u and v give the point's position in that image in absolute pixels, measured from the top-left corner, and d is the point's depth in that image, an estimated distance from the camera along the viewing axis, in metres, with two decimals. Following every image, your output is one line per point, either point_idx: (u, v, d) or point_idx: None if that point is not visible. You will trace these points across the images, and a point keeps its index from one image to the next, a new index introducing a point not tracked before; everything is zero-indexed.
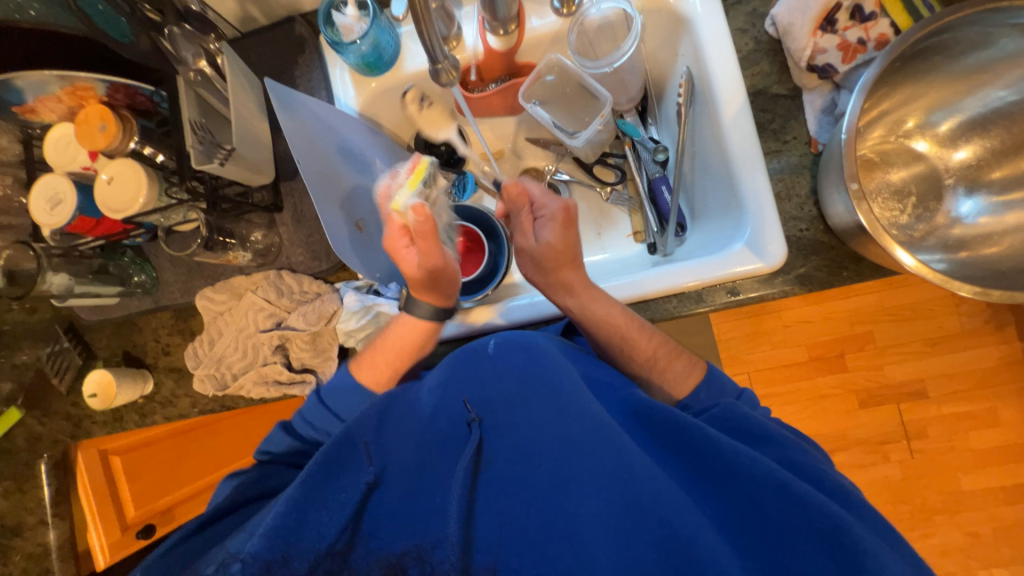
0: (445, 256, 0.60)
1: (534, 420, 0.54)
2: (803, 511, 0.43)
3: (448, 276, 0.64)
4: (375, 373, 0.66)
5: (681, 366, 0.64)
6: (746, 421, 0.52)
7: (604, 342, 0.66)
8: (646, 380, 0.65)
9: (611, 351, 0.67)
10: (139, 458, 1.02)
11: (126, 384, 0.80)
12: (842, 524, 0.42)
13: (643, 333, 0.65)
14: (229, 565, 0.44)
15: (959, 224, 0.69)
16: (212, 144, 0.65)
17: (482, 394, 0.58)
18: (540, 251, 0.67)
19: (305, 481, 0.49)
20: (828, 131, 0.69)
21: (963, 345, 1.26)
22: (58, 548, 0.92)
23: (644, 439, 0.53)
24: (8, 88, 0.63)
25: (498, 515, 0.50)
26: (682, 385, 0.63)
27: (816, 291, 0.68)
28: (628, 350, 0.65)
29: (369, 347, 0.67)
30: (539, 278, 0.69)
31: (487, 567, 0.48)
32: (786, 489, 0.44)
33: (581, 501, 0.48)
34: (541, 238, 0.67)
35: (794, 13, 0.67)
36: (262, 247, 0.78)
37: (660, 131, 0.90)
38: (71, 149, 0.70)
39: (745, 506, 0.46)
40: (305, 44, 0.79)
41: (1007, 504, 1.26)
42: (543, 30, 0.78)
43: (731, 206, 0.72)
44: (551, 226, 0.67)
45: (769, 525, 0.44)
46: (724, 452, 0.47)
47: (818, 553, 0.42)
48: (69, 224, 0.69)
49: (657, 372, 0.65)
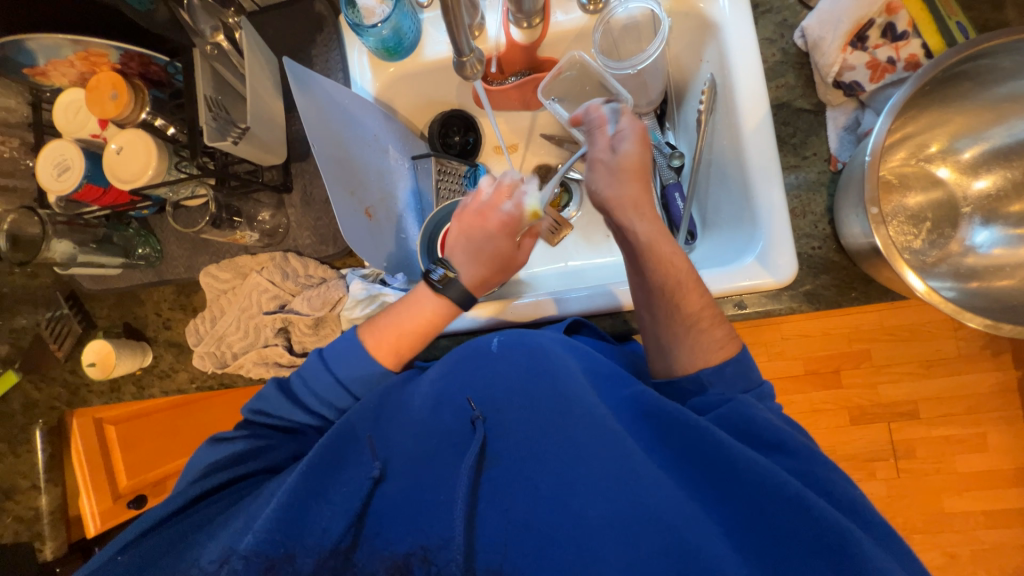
0: (517, 220, 0.67)
1: (542, 420, 0.54)
2: (802, 510, 0.43)
3: (505, 246, 0.67)
4: (385, 349, 0.65)
5: (720, 334, 0.59)
6: (755, 422, 0.51)
7: (657, 282, 0.60)
8: (680, 340, 0.60)
9: (658, 295, 0.60)
10: (134, 428, 1.01)
11: (126, 356, 0.79)
12: (839, 526, 0.41)
13: (697, 287, 0.60)
14: (227, 560, 0.45)
15: (972, 253, 0.69)
16: (227, 121, 0.64)
17: (491, 394, 0.58)
18: (616, 175, 0.62)
19: (305, 472, 0.49)
20: (849, 149, 0.68)
21: (959, 370, 1.26)
22: (49, 512, 0.92)
23: (652, 442, 0.52)
24: (19, 50, 0.61)
25: (506, 511, 0.50)
26: (712, 355, 0.58)
27: (823, 309, 0.68)
28: (675, 300, 0.60)
29: (392, 322, 0.65)
30: (608, 198, 0.63)
31: (492, 566, 0.47)
32: (788, 494, 0.44)
33: (587, 501, 0.48)
34: (619, 150, 0.63)
35: (825, 27, 0.66)
36: (270, 227, 0.78)
37: (677, 136, 0.89)
38: (81, 116, 0.69)
39: (753, 509, 0.45)
40: (324, 23, 0.77)
41: (988, 527, 1.28)
42: (567, 26, 0.76)
43: (744, 218, 0.72)
44: (629, 139, 0.63)
45: (776, 529, 0.44)
46: (731, 457, 0.47)
47: (822, 561, 0.42)
48: (76, 192, 0.68)
49: (696, 331, 0.59)
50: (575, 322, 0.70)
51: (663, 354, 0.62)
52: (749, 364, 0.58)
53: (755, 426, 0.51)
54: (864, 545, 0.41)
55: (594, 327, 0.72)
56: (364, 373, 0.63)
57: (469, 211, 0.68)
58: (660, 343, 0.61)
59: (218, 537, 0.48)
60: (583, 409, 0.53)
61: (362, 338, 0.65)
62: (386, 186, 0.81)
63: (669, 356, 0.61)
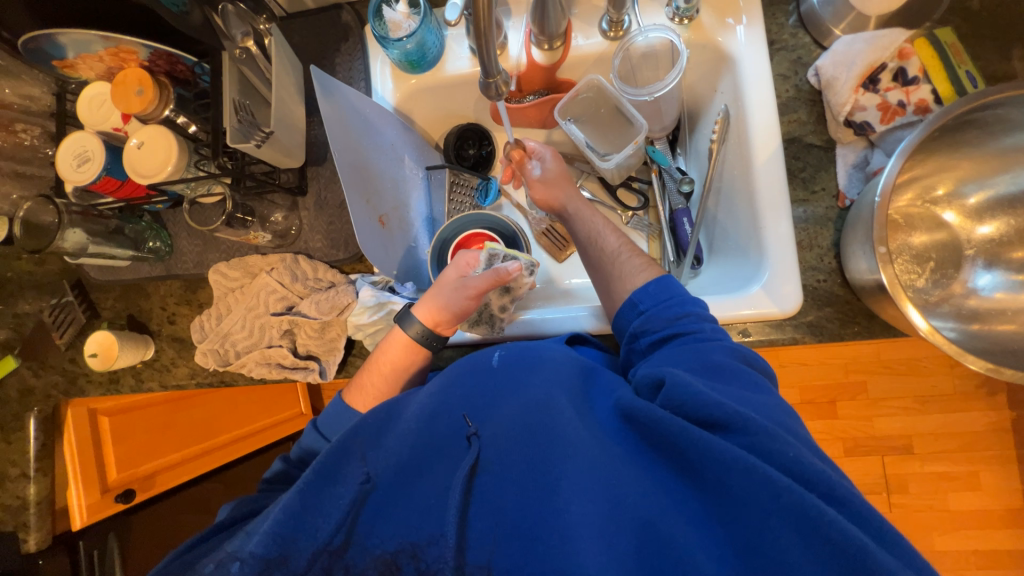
0: (474, 286, 0.65)
1: (525, 422, 0.52)
2: (769, 493, 0.40)
3: (461, 309, 0.66)
4: (365, 399, 0.66)
5: (640, 261, 0.65)
6: (697, 400, 0.46)
7: (583, 235, 0.72)
8: (611, 274, 0.66)
9: (586, 245, 0.71)
10: (128, 420, 1.02)
11: (128, 349, 0.79)
12: (809, 503, 0.39)
13: (615, 231, 0.70)
14: (226, 564, 0.47)
15: (974, 295, 0.70)
16: (251, 124, 0.64)
17: (474, 397, 0.55)
18: (548, 179, 0.76)
19: (300, 490, 0.49)
20: (857, 187, 0.69)
21: (955, 408, 1.27)
22: (37, 504, 0.89)
23: (620, 431, 0.50)
24: (51, 43, 0.62)
25: (493, 515, 0.48)
26: (636, 279, 0.63)
27: (826, 342, 0.68)
28: (599, 243, 0.69)
29: (378, 354, 0.67)
30: (541, 195, 0.77)
31: (481, 565, 0.46)
32: (804, 514, 0.39)
33: (573, 500, 0.46)
34: (544, 169, 0.77)
35: (839, 67, 0.67)
36: (282, 229, 0.78)
37: (688, 162, 0.91)
38: (105, 109, 0.69)
39: (724, 495, 0.43)
40: (350, 33, 0.79)
41: (979, 568, 1.28)
42: (588, 50, 0.79)
43: (751, 248, 0.73)
44: (550, 159, 0.78)
45: (748, 514, 0.41)
46: (693, 445, 0.44)
47: (796, 541, 0.39)
48: (94, 183, 0.69)
49: (620, 261, 0.66)
50: (575, 335, 0.70)
51: (605, 292, 0.67)
52: (672, 283, 0.60)
53: (696, 405, 0.46)
54: (830, 514, 0.39)
55: (598, 342, 0.72)
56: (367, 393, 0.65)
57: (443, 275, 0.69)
58: (599, 285, 0.68)
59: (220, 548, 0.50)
60: (559, 409, 0.51)
61: (346, 397, 0.68)
62: (400, 194, 0.82)
63: (609, 291, 0.66)
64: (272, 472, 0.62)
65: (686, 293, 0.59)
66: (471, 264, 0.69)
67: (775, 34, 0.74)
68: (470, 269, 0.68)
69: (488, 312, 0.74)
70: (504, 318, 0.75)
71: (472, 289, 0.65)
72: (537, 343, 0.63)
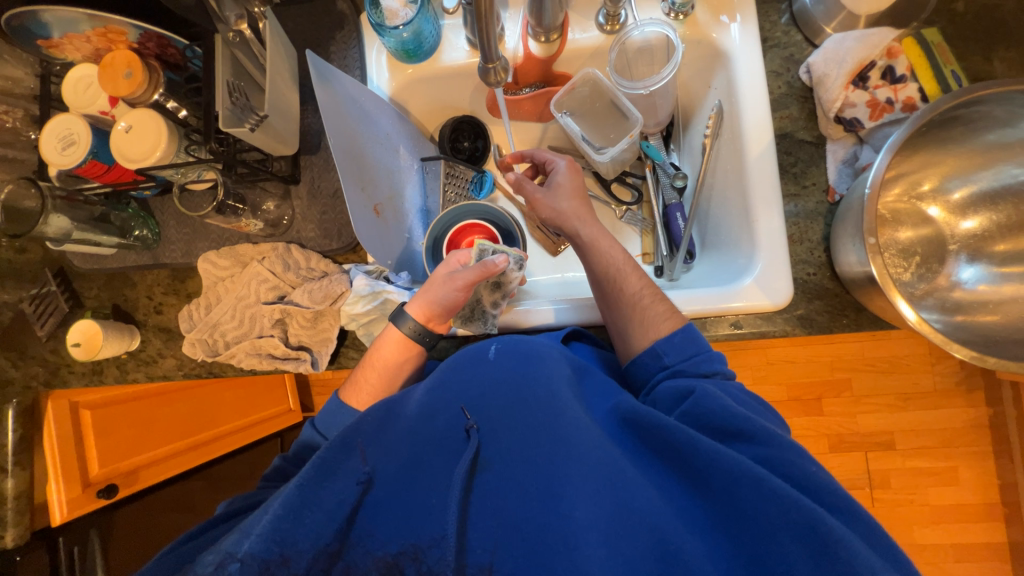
0: (462, 278, 0.64)
1: (528, 421, 0.51)
2: (779, 506, 0.41)
3: (451, 302, 0.65)
4: (361, 395, 0.66)
5: (664, 308, 0.63)
6: (722, 411, 0.49)
7: (601, 271, 0.68)
8: (630, 316, 0.64)
9: (603, 283, 0.68)
10: (109, 413, 0.99)
11: (113, 339, 0.77)
12: (819, 520, 0.40)
13: (636, 272, 0.67)
14: (225, 564, 0.46)
15: (958, 288, 0.72)
16: (246, 107, 0.64)
17: (473, 392, 0.55)
18: (556, 195, 0.74)
19: (300, 485, 0.49)
20: (846, 182, 0.71)
21: (935, 404, 1.30)
22: (15, 499, 0.84)
23: (622, 437, 0.51)
24: (34, 21, 0.61)
25: (493, 515, 0.47)
26: (659, 327, 0.62)
27: (815, 334, 0.70)
28: (619, 282, 0.67)
29: (371, 355, 0.67)
30: (552, 214, 0.74)
31: (482, 566, 0.46)
32: (811, 525, 0.40)
33: (576, 503, 0.45)
34: (555, 181, 0.76)
35: (830, 64, 0.69)
36: (274, 217, 0.77)
37: (681, 157, 0.91)
38: (91, 92, 0.68)
39: (730, 506, 0.44)
40: (345, 21, 0.78)
41: (957, 561, 1.31)
42: (584, 44, 0.79)
43: (741, 244, 0.74)
44: (563, 172, 0.76)
45: (754, 524, 0.42)
46: (701, 454, 0.46)
47: (805, 557, 0.40)
48: (80, 167, 0.67)
49: (641, 306, 0.64)
50: (574, 329, 0.70)
51: (622, 338, 0.66)
52: (696, 335, 0.60)
53: (721, 415, 0.49)
54: (838, 530, 0.40)
55: (592, 335, 0.72)
56: (367, 388, 0.65)
57: (434, 273, 0.68)
58: (617, 327, 0.66)
59: (218, 545, 0.48)
60: (561, 406, 0.51)
61: (342, 395, 0.67)
62: (394, 184, 0.81)
63: (625, 337, 0.65)
64: (270, 468, 0.63)
65: (710, 348, 0.60)
66: (462, 260, 0.68)
67: (768, 31, 0.76)
68: (460, 265, 0.67)
69: (480, 307, 0.72)
70: (496, 313, 0.73)
71: (460, 281, 0.64)
72: (536, 339, 0.61)
